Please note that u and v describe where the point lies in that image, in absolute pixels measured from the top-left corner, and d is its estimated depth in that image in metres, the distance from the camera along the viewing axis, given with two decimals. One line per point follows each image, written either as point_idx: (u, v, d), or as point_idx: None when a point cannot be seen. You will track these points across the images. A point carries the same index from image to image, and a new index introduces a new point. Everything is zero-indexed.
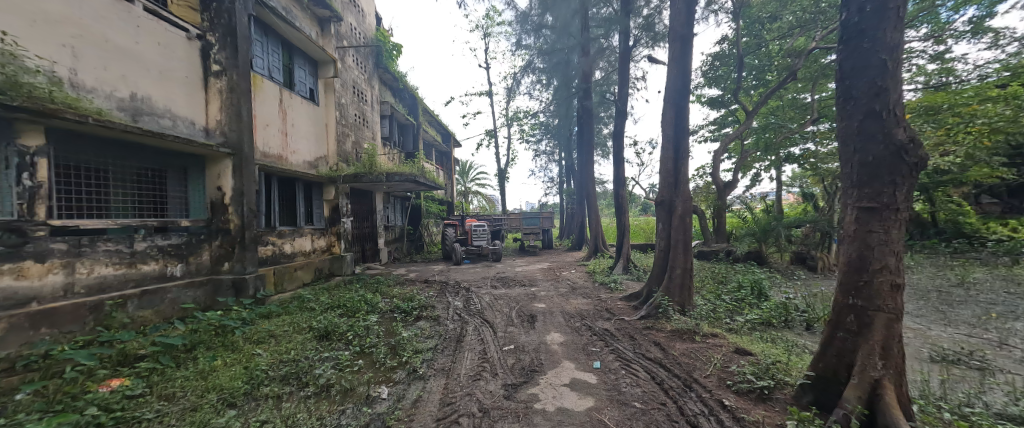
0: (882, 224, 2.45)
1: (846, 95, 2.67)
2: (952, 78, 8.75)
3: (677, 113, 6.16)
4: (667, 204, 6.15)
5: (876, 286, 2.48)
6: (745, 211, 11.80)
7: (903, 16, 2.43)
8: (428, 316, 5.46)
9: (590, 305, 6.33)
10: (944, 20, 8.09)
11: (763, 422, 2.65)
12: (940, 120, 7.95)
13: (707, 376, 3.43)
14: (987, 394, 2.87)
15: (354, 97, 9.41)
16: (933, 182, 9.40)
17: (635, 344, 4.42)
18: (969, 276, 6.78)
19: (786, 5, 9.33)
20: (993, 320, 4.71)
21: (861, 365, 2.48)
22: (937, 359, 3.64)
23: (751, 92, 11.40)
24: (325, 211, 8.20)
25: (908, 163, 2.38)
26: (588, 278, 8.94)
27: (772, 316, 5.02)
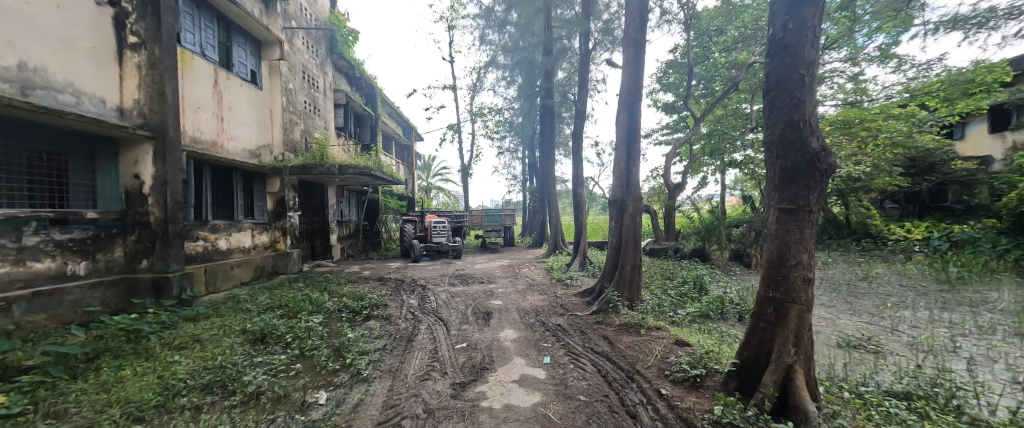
0: (798, 225, 2.72)
1: (770, 105, 2.90)
2: (865, 97, 9.93)
3: (630, 116, 6.39)
4: (619, 203, 6.39)
5: (793, 280, 2.75)
6: (693, 211, 12.63)
7: (819, 35, 2.69)
8: (379, 315, 5.26)
9: (546, 301, 6.43)
10: (859, 46, 9.18)
11: (694, 408, 2.84)
12: (853, 133, 9.08)
13: (648, 367, 3.62)
14: (879, 374, 3.28)
15: (303, 82, 8.81)
16: (847, 189, 10.54)
17: (585, 338, 4.55)
18: (873, 271, 7.76)
19: (731, 20, 10.13)
20: (888, 309, 5.41)
21: (777, 352, 2.73)
22: (842, 344, 4.12)
23: (700, 100, 12.31)
24: (269, 204, 7.64)
25: (821, 168, 2.63)
26: (546, 275, 9.13)
27: (710, 309, 5.41)
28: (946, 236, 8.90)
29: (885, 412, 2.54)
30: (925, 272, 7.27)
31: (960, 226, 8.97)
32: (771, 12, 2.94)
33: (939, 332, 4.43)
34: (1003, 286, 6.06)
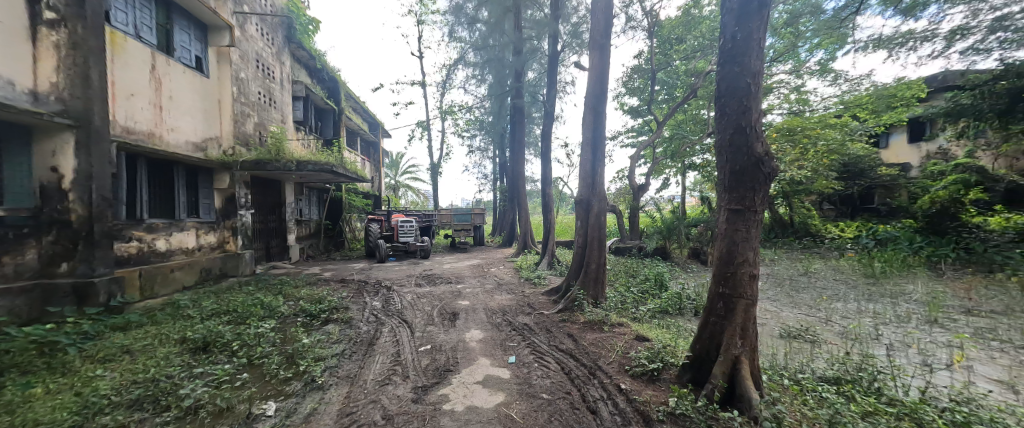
0: (745, 224, 2.89)
1: (720, 111, 3.06)
2: (806, 108, 10.85)
3: (596, 118, 6.55)
4: (585, 203, 6.52)
5: (740, 276, 2.92)
6: (656, 211, 13.16)
7: (763, 47, 2.88)
8: (339, 318, 5.03)
9: (514, 300, 6.46)
10: (802, 59, 9.97)
11: (652, 401, 2.94)
12: (796, 140, 9.88)
13: (610, 362, 3.72)
14: (815, 362, 3.56)
15: (256, 72, 8.29)
16: (791, 191, 11.41)
17: (550, 337, 4.60)
18: (812, 266, 8.44)
19: (690, 30, 10.68)
20: (824, 301, 5.91)
21: (726, 345, 2.90)
22: (785, 335, 4.43)
23: (663, 105, 12.85)
24: (217, 202, 7.12)
25: (765, 171, 2.81)
26: (515, 274, 9.16)
27: (670, 305, 5.64)
28: (872, 234, 9.88)
29: (818, 397, 2.76)
30: (855, 267, 8.00)
31: (884, 226, 9.95)
32: (722, 23, 3.10)
33: (865, 322, 4.90)
34: (918, 279, 6.80)
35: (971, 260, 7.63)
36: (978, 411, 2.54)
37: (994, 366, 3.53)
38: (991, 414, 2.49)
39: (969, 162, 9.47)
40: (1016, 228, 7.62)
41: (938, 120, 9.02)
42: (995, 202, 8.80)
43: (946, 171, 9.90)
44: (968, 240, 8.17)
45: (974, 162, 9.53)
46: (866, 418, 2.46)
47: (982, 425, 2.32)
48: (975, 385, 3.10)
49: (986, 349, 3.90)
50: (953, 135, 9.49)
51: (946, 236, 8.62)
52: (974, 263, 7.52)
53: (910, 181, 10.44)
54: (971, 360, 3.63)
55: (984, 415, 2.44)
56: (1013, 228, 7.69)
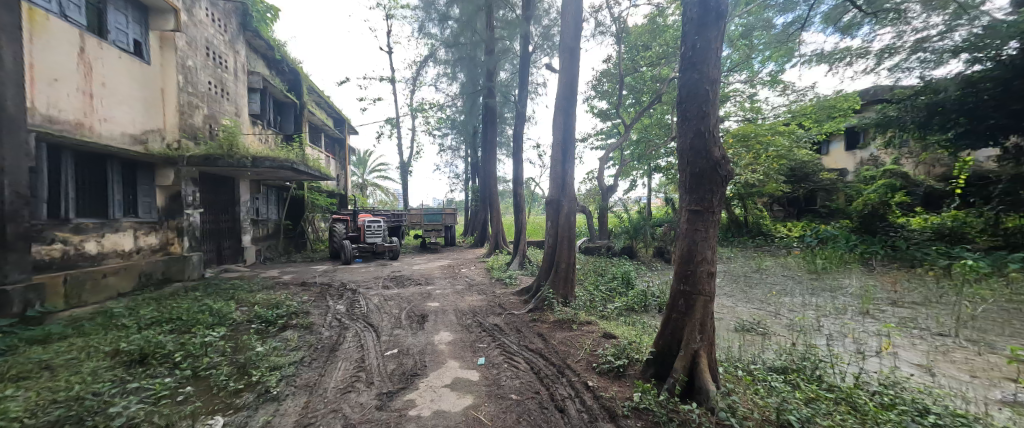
0: (704, 224, 3.01)
1: (681, 116, 3.17)
2: (758, 115, 11.68)
3: (566, 119, 6.62)
4: (555, 204, 6.59)
5: (699, 274, 3.04)
6: (623, 212, 13.60)
7: (720, 56, 3.02)
8: (298, 324, 4.79)
9: (484, 301, 6.42)
10: (756, 70, 10.62)
11: (617, 397, 3.01)
12: (749, 146, 10.66)
13: (578, 360, 3.77)
14: (767, 353, 3.78)
15: (206, 61, 7.74)
16: (746, 193, 12.13)
17: (520, 337, 4.60)
18: (763, 263, 9.00)
19: (655, 38, 11.09)
20: (774, 296, 6.31)
21: (686, 340, 3.01)
22: (740, 328, 4.68)
23: (630, 109, 13.27)
24: (160, 200, 6.61)
25: (721, 174, 2.95)
26: (486, 274, 9.11)
27: (635, 302, 5.81)
28: (816, 233, 10.68)
29: (767, 386, 2.93)
30: (800, 264, 8.61)
31: (825, 226, 10.90)
32: (682, 32, 3.22)
33: (809, 314, 5.27)
34: (854, 274, 7.42)
35: (896, 256, 8.40)
36: (902, 393, 2.78)
37: (917, 351, 3.90)
38: (913, 395, 2.74)
39: (896, 168, 10.94)
40: (933, 228, 8.62)
41: (869, 130, 9.81)
42: (916, 204, 10.20)
43: (876, 176, 11.38)
44: (893, 239, 9.10)
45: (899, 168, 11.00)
46: (808, 403, 2.64)
47: (905, 406, 2.55)
48: (900, 369, 3.42)
49: (909, 336, 4.31)
50: (881, 146, 10.64)
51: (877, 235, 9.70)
52: (899, 259, 8.26)
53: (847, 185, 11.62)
54: (897, 347, 3.99)
55: (907, 397, 2.68)
56: (930, 228, 8.72)
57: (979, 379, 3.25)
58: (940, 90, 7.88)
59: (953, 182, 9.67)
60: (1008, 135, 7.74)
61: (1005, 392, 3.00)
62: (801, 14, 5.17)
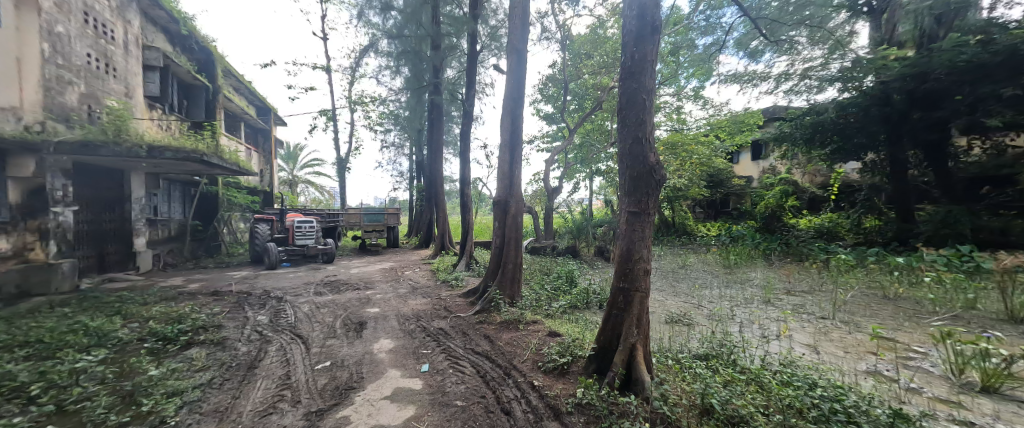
0: (641, 225, 3.13)
1: (621, 122, 3.26)
2: (683, 126, 12.85)
3: (513, 120, 6.60)
4: (503, 204, 6.54)
5: (637, 271, 3.15)
6: (568, 212, 14.05)
7: (655, 68, 3.15)
8: (206, 339, 4.19)
9: (428, 304, 6.16)
10: (682, 85, 11.58)
11: (562, 394, 3.00)
12: (677, 153, 11.72)
13: (524, 361, 3.73)
14: (694, 343, 4.03)
15: (84, 29, 6.55)
16: (674, 195, 13.15)
17: (467, 340, 4.45)
18: (688, 260, 9.78)
19: (597, 48, 11.60)
20: (699, 289, 6.85)
21: (624, 334, 3.10)
22: (670, 320, 4.98)
23: (574, 114, 13.69)
24: (13, 195, 5.49)
25: (656, 178, 3.08)
26: (431, 276, 8.80)
27: (578, 300, 5.93)
28: (729, 232, 12.16)
29: (693, 373, 3.12)
30: (717, 260, 9.48)
31: (736, 226, 12.64)
32: (622, 42, 3.31)
33: (726, 304, 5.79)
34: (759, 268, 8.34)
35: (790, 251, 9.61)
36: (797, 370, 3.12)
37: (809, 333, 4.43)
38: (804, 372, 3.07)
39: (787, 176, 12.94)
40: (815, 228, 10.65)
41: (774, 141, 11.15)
42: (803, 206, 12.41)
43: (773, 183, 13.32)
44: (787, 236, 10.92)
45: (789, 177, 13.06)
46: (726, 386, 2.84)
47: (802, 380, 2.86)
48: (794, 349, 3.84)
49: (801, 320, 4.88)
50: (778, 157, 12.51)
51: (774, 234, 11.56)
52: (792, 253, 9.43)
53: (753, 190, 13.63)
54: (791, 330, 4.50)
55: (801, 373, 2.99)
56: (813, 228, 10.79)
57: (851, 354, 3.78)
58: (820, 112, 9.94)
59: (828, 188, 12.02)
60: (865, 153, 10.16)
61: (868, 363, 3.52)
62: (718, 37, 5.48)
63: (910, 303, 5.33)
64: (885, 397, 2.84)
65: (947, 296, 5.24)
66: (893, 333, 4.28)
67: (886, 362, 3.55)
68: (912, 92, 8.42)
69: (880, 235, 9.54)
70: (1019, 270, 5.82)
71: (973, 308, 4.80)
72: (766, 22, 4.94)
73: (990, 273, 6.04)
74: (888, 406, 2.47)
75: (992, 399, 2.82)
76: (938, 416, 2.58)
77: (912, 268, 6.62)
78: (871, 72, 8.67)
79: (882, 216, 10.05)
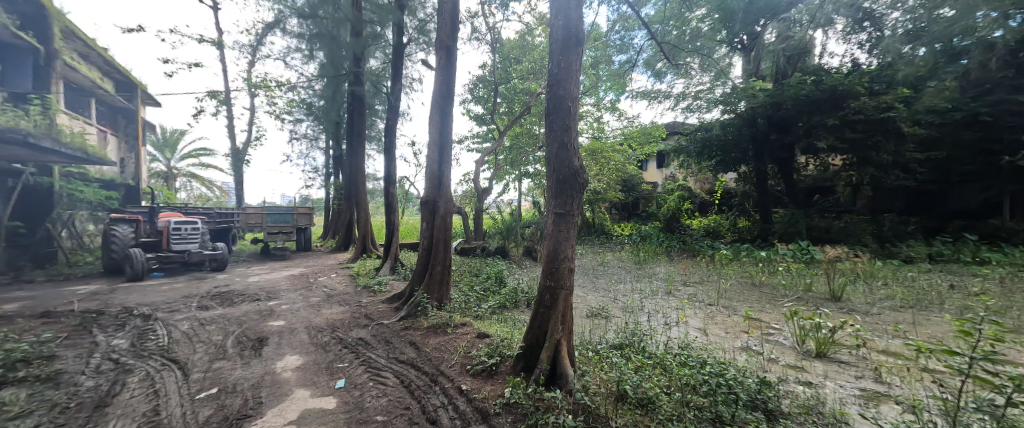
0: (566, 225, 3.20)
1: (548, 127, 3.29)
2: (602, 134, 13.78)
3: (442, 119, 6.39)
4: (431, 204, 6.27)
5: (562, 270, 3.20)
6: (497, 213, 14.15)
7: (580, 77, 3.25)
8: (34, 376, 3.28)
9: (346, 313, 5.64)
10: (601, 97, 12.39)
11: (490, 396, 2.93)
12: (597, 158, 12.56)
13: (452, 365, 3.58)
14: (610, 333, 4.27)
15: None
16: (594, 197, 14.03)
17: (390, 349, 4.17)
18: (605, 258, 10.48)
19: (526, 54, 11.91)
20: (614, 284, 7.37)
21: (550, 331, 3.14)
22: (591, 314, 5.24)
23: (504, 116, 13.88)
24: None
25: (579, 182, 3.17)
26: (350, 282, 8.14)
27: (507, 299, 5.96)
28: (639, 231, 13.34)
29: (611, 362, 3.29)
30: (630, 256, 10.32)
31: (645, 226, 13.91)
32: (549, 49, 3.35)
33: (636, 297, 6.30)
34: (664, 263, 9.27)
35: (687, 248, 10.86)
36: (693, 352, 3.48)
37: (701, 317, 5.01)
38: (698, 352, 3.44)
39: (684, 183, 14.73)
40: (704, 228, 12.31)
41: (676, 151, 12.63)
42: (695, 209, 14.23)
43: (675, 188, 14.96)
44: (685, 234, 12.35)
45: (686, 183, 14.82)
46: (637, 371, 3.04)
47: (697, 360, 3.17)
48: (689, 333, 4.29)
49: (696, 307, 5.50)
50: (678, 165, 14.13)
51: (674, 233, 12.98)
52: (689, 250, 10.65)
53: (658, 194, 15.17)
54: (688, 316, 5.03)
55: (694, 354, 3.33)
56: (703, 228, 12.39)
57: (730, 334, 4.34)
58: (708, 129, 11.44)
59: (712, 194, 14.00)
60: (738, 166, 11.83)
61: (742, 341, 4.08)
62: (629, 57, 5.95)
63: (769, 288, 6.33)
64: (754, 368, 3.30)
65: (792, 281, 6.38)
66: (759, 313, 5.03)
67: (754, 338, 4.14)
68: (772, 116, 10.23)
69: (749, 234, 11.33)
70: (841, 260, 7.33)
71: (810, 290, 5.89)
72: (669, 46, 5.50)
73: (820, 262, 7.57)
74: (757, 375, 2.87)
75: (823, 362, 3.43)
76: (790, 380, 3.08)
77: (772, 259, 7.92)
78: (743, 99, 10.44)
79: (750, 218, 11.95)
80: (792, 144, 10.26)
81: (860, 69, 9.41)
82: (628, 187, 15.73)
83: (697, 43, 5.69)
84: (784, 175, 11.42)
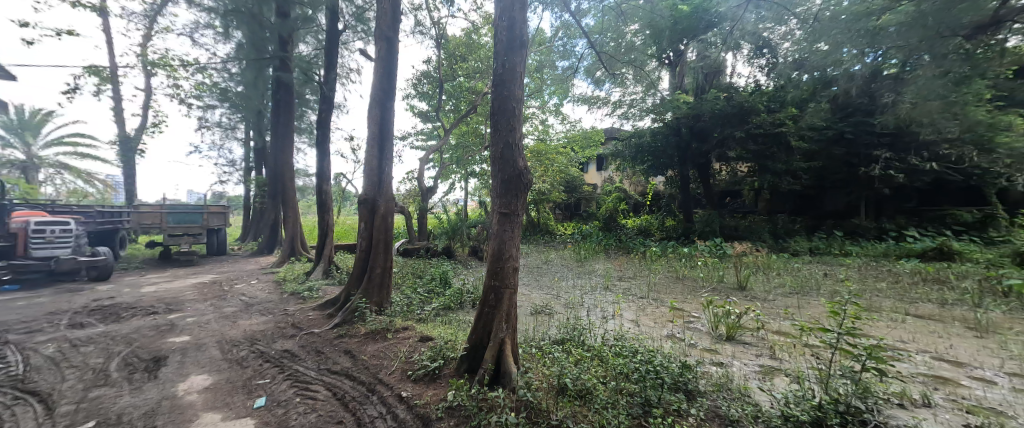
0: (511, 225, 3.29)
1: (494, 127, 3.35)
2: (546, 136, 14.26)
3: (383, 114, 6.17)
4: (370, 203, 6.00)
5: (506, 269, 3.30)
6: (442, 213, 13.96)
7: (525, 80, 3.36)
8: None
9: (269, 323, 5.22)
10: (545, 100, 12.81)
11: (431, 401, 2.92)
12: (541, 160, 12.98)
13: (392, 372, 3.51)
14: (552, 329, 4.45)
15: None
16: (538, 197, 14.48)
17: (320, 360, 3.95)
18: (548, 256, 10.86)
19: (472, 53, 11.92)
20: (557, 281, 7.69)
21: (494, 330, 3.21)
22: (535, 311, 5.42)
23: (450, 114, 13.77)
24: None
25: (523, 182, 3.29)
26: (274, 289, 7.51)
27: (451, 301, 5.93)
28: (579, 231, 14.01)
29: (551, 357, 3.45)
30: (571, 254, 10.81)
31: (585, 226, 14.62)
32: (494, 50, 3.41)
33: (576, 293, 6.64)
34: (601, 260, 9.85)
35: (621, 246, 11.62)
36: (626, 342, 3.76)
37: (633, 309, 5.43)
38: (630, 342, 3.73)
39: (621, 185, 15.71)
40: (637, 227, 13.26)
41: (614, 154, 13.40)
42: (630, 209, 15.26)
43: (612, 189, 15.93)
44: (620, 233, 13.20)
45: (622, 185, 15.83)
46: (576, 364, 3.23)
47: (629, 350, 3.43)
48: (623, 325, 4.63)
49: (629, 300, 5.95)
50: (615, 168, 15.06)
51: (611, 232, 13.82)
52: (624, 248, 11.41)
53: (598, 195, 16.05)
54: (623, 309, 5.42)
55: (628, 344, 3.62)
56: (636, 227, 13.34)
57: (658, 323, 4.76)
58: (640, 136, 12.34)
59: (644, 196, 15.13)
60: (666, 172, 12.91)
61: (668, 329, 4.49)
62: (571, 63, 6.22)
63: (691, 280, 7.06)
64: (677, 353, 3.67)
65: (709, 273, 7.17)
66: (683, 304, 5.59)
67: (678, 326, 4.60)
68: (692, 126, 11.32)
69: (674, 232, 12.42)
70: (746, 254, 8.36)
71: (723, 281, 6.67)
72: (608, 55, 5.87)
73: (731, 256, 8.56)
74: (679, 360, 3.19)
75: (734, 344, 3.91)
76: (706, 362, 3.47)
77: (692, 255, 8.80)
78: (670, 109, 11.37)
79: (675, 218, 13.09)
80: (709, 152, 11.44)
81: (761, 88, 10.80)
82: (570, 188, 16.44)
83: (631, 56, 6.15)
84: (703, 180, 12.71)
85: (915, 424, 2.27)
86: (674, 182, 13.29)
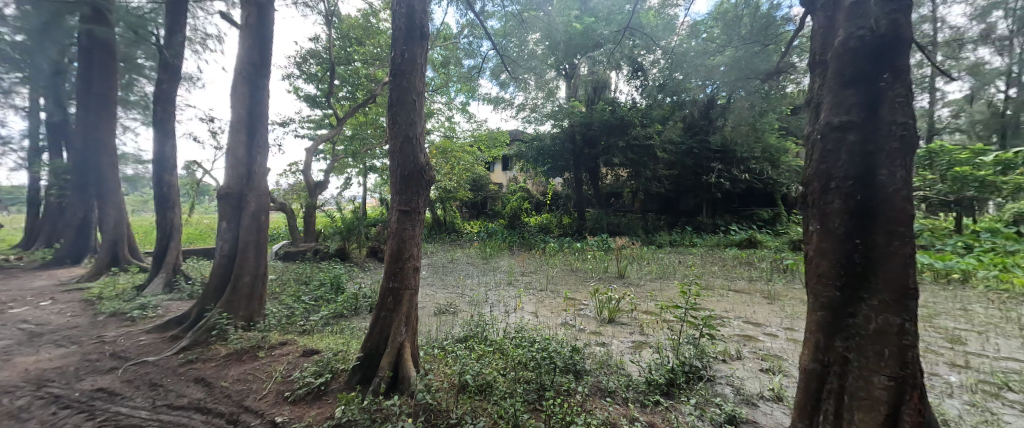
0: (411, 223, 3.25)
1: (393, 119, 3.26)
2: (451, 134, 14.20)
3: (257, 96, 5.43)
4: (237, 199, 5.20)
5: (406, 270, 3.24)
6: (336, 210, 12.76)
7: (426, 76, 3.37)
8: None
9: (70, 357, 4.12)
10: (451, 96, 12.72)
11: (312, 422, 2.73)
12: (448, 157, 12.86)
13: (264, 396, 3.15)
14: (455, 328, 4.50)
15: None
16: (445, 195, 14.36)
17: (157, 395, 3.31)
18: (455, 255, 10.83)
19: (369, 37, 11.21)
20: (460, 279, 7.74)
21: (392, 335, 3.15)
22: (438, 312, 5.39)
23: (343, 102, 12.64)
24: None
25: (426, 178, 3.27)
26: (83, 310, 5.93)
27: (343, 307, 5.54)
28: (485, 229, 14.30)
29: (453, 356, 3.51)
30: (479, 252, 10.90)
31: (492, 224, 14.96)
32: (391, 40, 3.32)
33: (479, 290, 6.80)
34: (505, 257, 10.25)
35: (523, 243, 12.20)
36: (525, 333, 4.05)
37: (532, 302, 5.80)
38: (528, 333, 4.02)
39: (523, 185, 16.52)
40: (540, 225, 14.12)
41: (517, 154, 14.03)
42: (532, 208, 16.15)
43: (515, 189, 16.65)
44: (525, 230, 13.86)
45: (524, 185, 16.66)
46: (478, 359, 3.36)
47: (525, 341, 3.69)
48: (523, 317, 4.94)
49: (529, 293, 6.34)
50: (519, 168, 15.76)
51: (514, 230, 14.44)
52: (527, 245, 12.00)
53: (502, 194, 16.64)
54: (524, 303, 5.74)
55: (526, 335, 3.89)
56: (538, 224, 14.26)
57: (553, 313, 5.21)
58: (541, 140, 13.08)
59: (545, 195, 16.13)
60: (563, 174, 14.01)
61: (563, 317, 4.94)
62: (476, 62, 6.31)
63: (581, 272, 7.87)
64: (569, 338, 4.09)
65: (595, 265, 8.08)
66: (574, 293, 6.21)
67: (571, 314, 5.08)
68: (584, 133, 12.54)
69: (567, 230, 13.54)
70: (624, 247, 9.58)
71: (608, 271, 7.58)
72: (513, 59, 6.13)
73: (613, 250, 9.73)
74: (569, 345, 3.57)
75: (615, 324, 4.53)
76: (591, 343, 3.95)
77: (582, 250, 9.75)
78: (566, 116, 12.39)
79: (569, 217, 14.27)
80: (597, 157, 12.77)
81: (634, 104, 12.45)
82: (477, 187, 16.64)
83: (533, 63, 6.49)
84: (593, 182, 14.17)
85: (732, 373, 2.99)
86: (568, 184, 14.46)
